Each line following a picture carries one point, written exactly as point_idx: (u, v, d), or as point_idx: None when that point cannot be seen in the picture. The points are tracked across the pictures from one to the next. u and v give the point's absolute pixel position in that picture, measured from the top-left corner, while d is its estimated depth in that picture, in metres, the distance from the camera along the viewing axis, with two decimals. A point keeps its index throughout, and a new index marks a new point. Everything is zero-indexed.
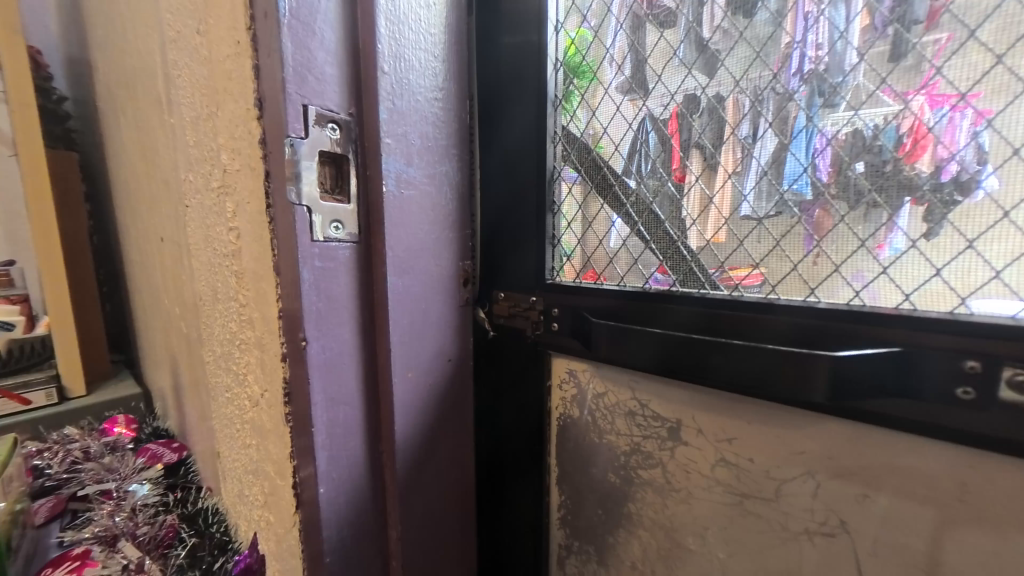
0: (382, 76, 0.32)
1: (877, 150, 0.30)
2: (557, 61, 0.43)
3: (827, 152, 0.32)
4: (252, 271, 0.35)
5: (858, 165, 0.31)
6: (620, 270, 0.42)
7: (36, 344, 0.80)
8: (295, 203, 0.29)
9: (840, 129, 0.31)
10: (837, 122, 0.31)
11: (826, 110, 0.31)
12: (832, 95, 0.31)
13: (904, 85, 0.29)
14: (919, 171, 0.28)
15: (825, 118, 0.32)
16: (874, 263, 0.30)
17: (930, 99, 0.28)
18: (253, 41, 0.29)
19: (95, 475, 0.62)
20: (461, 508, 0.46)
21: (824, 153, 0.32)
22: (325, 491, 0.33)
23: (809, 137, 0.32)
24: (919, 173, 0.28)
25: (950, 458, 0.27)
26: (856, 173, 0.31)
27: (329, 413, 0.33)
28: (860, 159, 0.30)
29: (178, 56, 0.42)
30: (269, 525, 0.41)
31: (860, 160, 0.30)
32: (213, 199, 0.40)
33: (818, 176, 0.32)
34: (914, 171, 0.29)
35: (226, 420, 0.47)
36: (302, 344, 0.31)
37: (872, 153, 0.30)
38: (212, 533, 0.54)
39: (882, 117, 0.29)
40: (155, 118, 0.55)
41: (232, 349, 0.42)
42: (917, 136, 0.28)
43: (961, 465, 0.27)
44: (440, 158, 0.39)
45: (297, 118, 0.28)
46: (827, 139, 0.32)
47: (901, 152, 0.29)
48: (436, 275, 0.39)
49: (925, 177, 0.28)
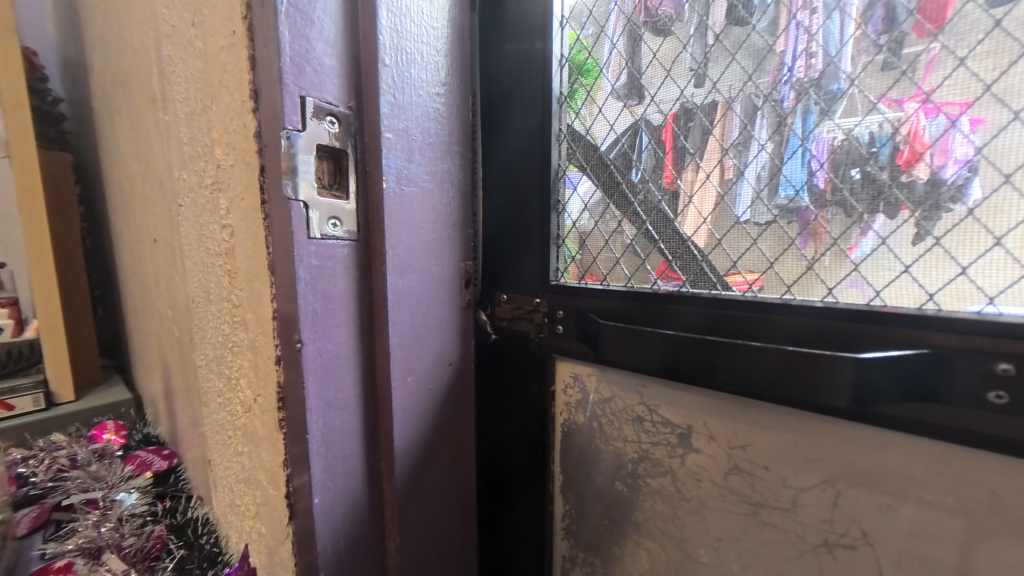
0: (382, 69, 0.31)
1: (875, 158, 0.29)
2: (561, 59, 0.42)
3: (827, 158, 0.31)
4: (245, 270, 0.34)
5: (854, 171, 0.30)
6: (626, 271, 0.41)
7: (25, 348, 0.80)
8: (291, 199, 0.28)
9: (836, 137, 0.31)
10: (837, 128, 0.31)
11: (826, 116, 0.31)
12: (831, 100, 0.31)
13: (899, 93, 0.28)
14: (916, 177, 0.28)
15: (825, 123, 0.31)
16: (895, 262, 0.29)
17: (924, 107, 0.28)
18: (249, 31, 0.28)
19: (81, 484, 0.59)
20: (461, 518, 0.44)
21: (824, 158, 0.31)
22: (320, 502, 0.31)
23: (810, 141, 0.32)
24: (917, 179, 0.28)
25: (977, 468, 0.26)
26: (853, 179, 0.30)
27: (324, 419, 0.31)
28: (857, 165, 0.30)
29: (172, 51, 0.41)
30: (261, 536, 0.39)
31: (856, 168, 0.30)
32: (206, 195, 0.38)
33: (817, 183, 0.32)
34: (911, 178, 0.28)
35: (218, 425, 0.46)
36: (298, 346, 0.29)
37: (869, 161, 0.30)
38: (201, 543, 0.51)
39: (877, 125, 0.29)
40: (150, 115, 0.54)
41: (224, 352, 0.40)
42: (914, 144, 0.28)
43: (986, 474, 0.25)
44: (442, 155, 0.38)
45: (294, 109, 0.27)
46: (826, 145, 0.31)
47: (896, 159, 0.29)
48: (436, 275, 0.38)
49: (922, 183, 0.28)
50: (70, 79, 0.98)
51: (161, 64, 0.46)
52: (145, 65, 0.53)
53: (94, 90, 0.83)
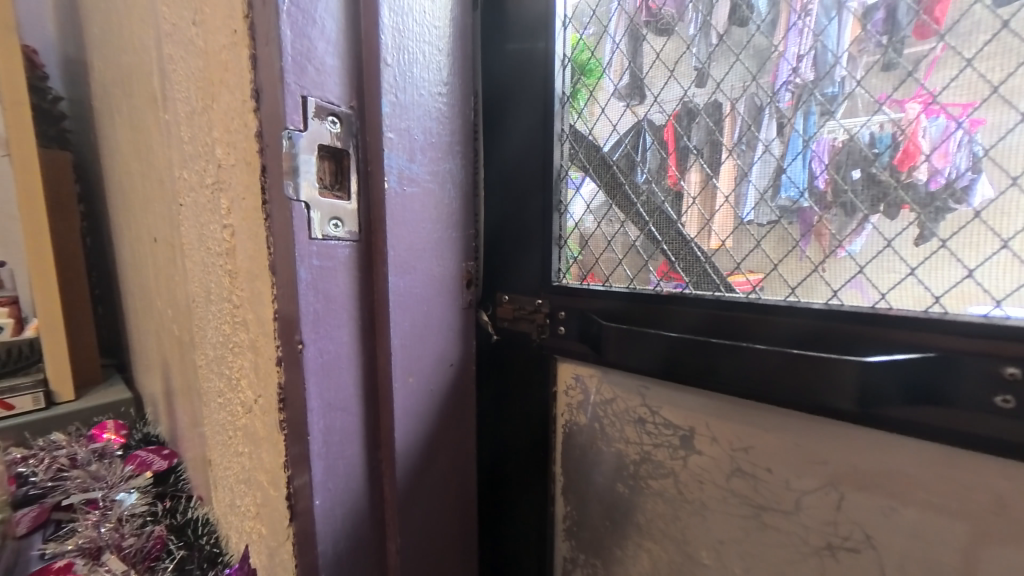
0: (385, 69, 0.31)
1: (874, 158, 0.30)
2: (563, 59, 0.42)
3: (826, 158, 0.31)
4: (246, 270, 0.34)
5: (855, 171, 0.30)
6: (628, 272, 0.41)
7: (25, 347, 0.79)
8: (293, 199, 0.28)
9: (836, 137, 0.31)
10: (836, 130, 0.31)
11: (826, 116, 0.31)
12: (831, 101, 0.31)
13: (902, 93, 0.28)
14: (915, 178, 0.28)
15: (825, 124, 0.31)
16: (902, 265, 0.29)
17: (925, 108, 0.28)
18: (250, 30, 0.28)
19: (81, 484, 0.60)
20: (462, 519, 0.44)
21: (824, 158, 0.31)
22: (320, 503, 0.31)
23: (810, 142, 0.32)
24: (917, 180, 0.28)
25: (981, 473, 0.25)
26: (853, 180, 0.30)
27: (325, 419, 0.31)
28: (859, 166, 0.30)
29: (173, 50, 0.41)
30: (261, 537, 0.39)
31: (857, 168, 0.30)
32: (206, 195, 0.38)
33: (817, 184, 0.32)
34: (911, 178, 0.28)
35: (218, 426, 0.46)
36: (299, 347, 0.29)
37: (868, 162, 0.30)
38: (201, 544, 0.51)
39: (878, 126, 0.29)
40: (150, 114, 0.54)
41: (224, 353, 0.40)
42: (913, 145, 0.28)
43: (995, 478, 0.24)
44: (444, 155, 0.38)
45: (295, 109, 0.27)
46: (827, 145, 0.31)
47: (895, 161, 0.29)
48: (437, 275, 0.38)
49: (922, 184, 0.28)
50: (70, 78, 0.98)
51: (161, 63, 0.46)
52: (145, 65, 0.53)
53: (94, 89, 0.83)
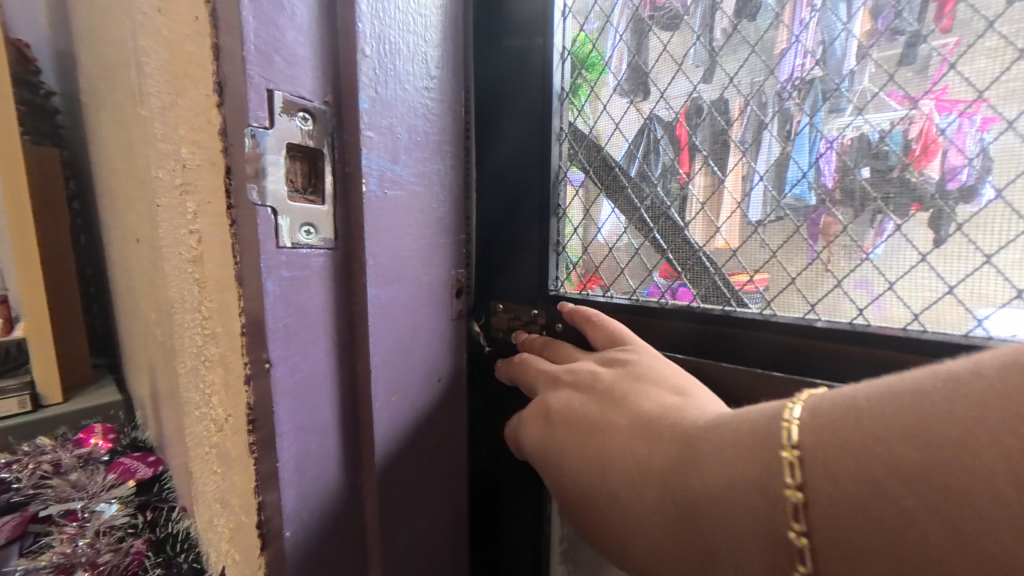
0: (363, 60, 0.28)
1: (884, 156, 0.28)
2: (563, 52, 0.39)
3: (832, 157, 0.30)
4: (215, 279, 0.31)
5: (863, 170, 0.29)
6: (631, 282, 0.39)
7: (11, 348, 0.78)
8: (257, 204, 0.25)
9: (844, 133, 0.29)
10: (842, 127, 0.29)
11: (832, 115, 0.30)
12: (838, 101, 0.29)
13: (911, 89, 0.27)
14: (927, 177, 0.27)
15: (830, 123, 0.30)
16: (938, 281, 0.28)
17: (938, 103, 0.27)
18: (213, 17, 0.25)
19: (60, 493, 0.57)
20: (452, 540, 0.42)
21: (830, 158, 0.30)
22: (292, 535, 0.29)
23: (815, 140, 0.30)
24: (929, 180, 0.27)
25: (723, 490, 0.22)
26: (862, 178, 0.29)
27: (299, 443, 0.28)
28: (868, 164, 0.29)
29: (146, 41, 0.38)
30: (236, 562, 0.37)
31: (865, 166, 0.29)
32: (177, 197, 0.36)
33: (824, 182, 0.30)
34: (922, 178, 0.28)
35: (196, 439, 0.43)
36: (266, 366, 0.26)
37: (878, 159, 0.29)
38: (180, 562, 0.50)
39: (888, 122, 0.28)
40: (131, 109, 0.51)
41: (199, 364, 0.38)
42: (926, 141, 0.27)
43: (721, 506, 0.22)
44: (432, 156, 0.35)
45: (261, 104, 0.24)
46: (833, 143, 0.30)
47: (909, 158, 0.28)
48: (426, 285, 0.35)
49: (934, 183, 0.27)
50: (63, 73, 0.96)
51: (137, 55, 0.43)
52: (125, 57, 0.50)
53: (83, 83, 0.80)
